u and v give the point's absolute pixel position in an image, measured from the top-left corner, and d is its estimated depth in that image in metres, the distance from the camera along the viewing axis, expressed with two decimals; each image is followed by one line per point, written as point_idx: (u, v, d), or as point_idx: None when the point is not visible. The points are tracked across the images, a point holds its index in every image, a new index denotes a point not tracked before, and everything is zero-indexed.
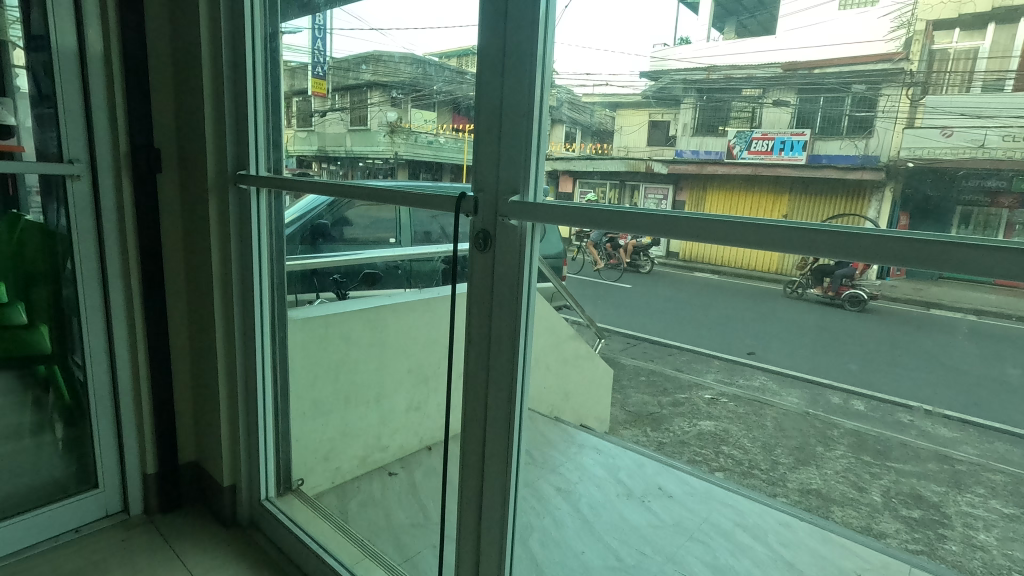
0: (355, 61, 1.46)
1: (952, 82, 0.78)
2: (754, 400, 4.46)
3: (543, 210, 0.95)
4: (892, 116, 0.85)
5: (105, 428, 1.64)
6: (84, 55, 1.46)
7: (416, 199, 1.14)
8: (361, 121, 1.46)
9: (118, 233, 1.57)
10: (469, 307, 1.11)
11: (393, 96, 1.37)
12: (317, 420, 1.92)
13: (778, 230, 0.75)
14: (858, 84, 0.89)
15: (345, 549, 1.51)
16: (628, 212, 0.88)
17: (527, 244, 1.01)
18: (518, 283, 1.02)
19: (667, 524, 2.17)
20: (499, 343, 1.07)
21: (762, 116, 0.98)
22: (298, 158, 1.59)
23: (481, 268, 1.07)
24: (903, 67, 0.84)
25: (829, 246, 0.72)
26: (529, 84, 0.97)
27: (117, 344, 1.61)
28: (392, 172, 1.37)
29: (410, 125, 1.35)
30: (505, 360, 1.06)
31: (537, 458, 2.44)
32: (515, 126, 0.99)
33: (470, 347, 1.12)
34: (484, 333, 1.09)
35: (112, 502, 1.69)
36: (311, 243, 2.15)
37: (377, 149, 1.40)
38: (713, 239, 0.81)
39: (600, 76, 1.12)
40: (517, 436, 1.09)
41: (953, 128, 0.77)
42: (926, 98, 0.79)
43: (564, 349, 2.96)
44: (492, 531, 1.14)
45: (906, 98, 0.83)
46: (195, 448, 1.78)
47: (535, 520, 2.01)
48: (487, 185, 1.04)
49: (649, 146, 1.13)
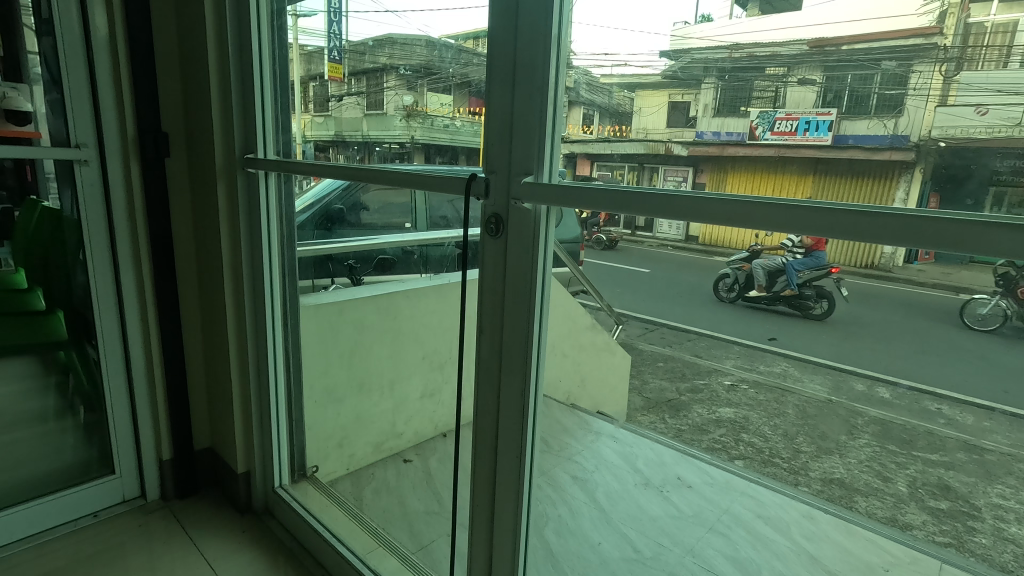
0: (369, 44, 1.41)
1: (987, 57, 0.72)
2: (775, 387, 4.40)
3: (555, 192, 0.90)
4: (924, 94, 0.76)
5: (121, 415, 1.64)
6: (90, 38, 1.42)
7: (428, 182, 1.09)
8: (377, 105, 1.40)
9: (129, 220, 1.55)
10: (480, 295, 1.06)
11: (409, 79, 1.31)
12: (332, 406, 1.91)
13: (806, 214, 0.69)
14: (889, 59, 0.81)
15: (357, 538, 1.50)
16: (643, 193, 0.82)
17: (541, 226, 0.96)
18: (532, 270, 0.97)
19: (685, 514, 2.13)
20: (511, 333, 1.03)
21: (785, 96, 0.93)
22: (316, 143, 1.56)
23: (492, 255, 1.03)
24: (936, 42, 0.76)
25: (859, 230, 0.65)
26: (541, 60, 0.92)
27: (130, 332, 1.61)
28: (408, 156, 1.34)
29: (426, 109, 1.29)
30: (517, 348, 1.02)
31: (553, 445, 2.42)
32: (528, 104, 0.94)
33: (480, 337, 1.08)
34: (494, 322, 1.05)
35: (130, 488, 1.70)
36: (325, 228, 2.19)
37: (395, 134, 1.36)
38: (731, 223, 0.76)
39: (618, 55, 1.08)
40: (529, 428, 1.05)
41: (987, 106, 0.74)
42: (960, 73, 0.73)
43: (581, 337, 2.94)
44: (505, 525, 1.11)
45: (939, 74, 0.75)
46: (210, 434, 1.78)
47: (550, 509, 2.00)
48: (498, 168, 0.99)
49: (667, 128, 1.07)
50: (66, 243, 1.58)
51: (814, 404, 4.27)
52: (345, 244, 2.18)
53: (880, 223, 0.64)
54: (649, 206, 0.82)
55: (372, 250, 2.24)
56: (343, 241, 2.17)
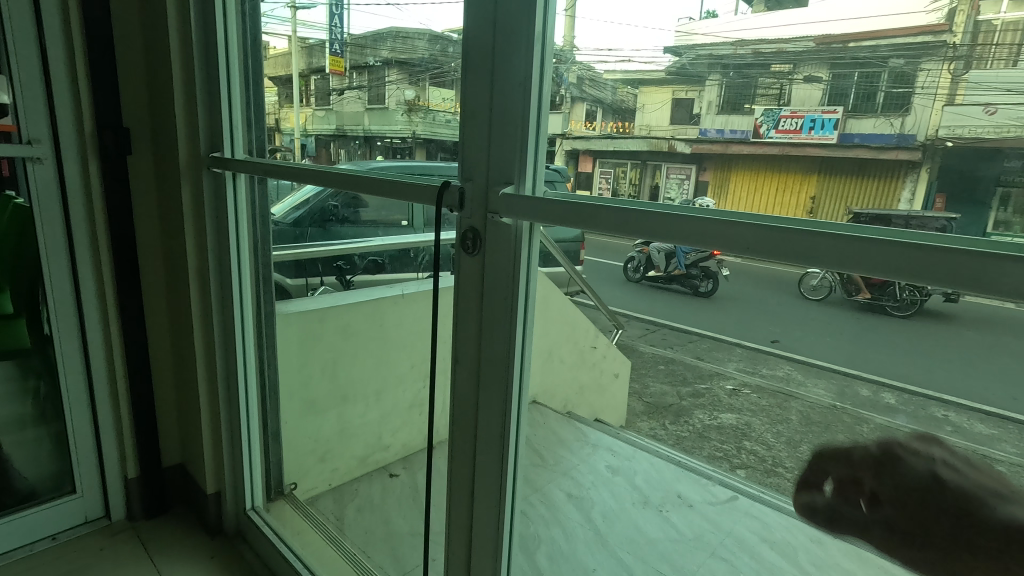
0: (371, 37, 1.31)
1: (996, 56, 0.64)
2: (779, 392, 4.24)
3: (536, 206, 0.80)
4: (930, 93, 0.69)
5: (84, 430, 1.54)
6: (42, 27, 1.32)
7: (401, 190, 1.00)
8: (380, 99, 1.32)
9: (89, 222, 1.45)
10: (458, 316, 0.97)
11: (412, 74, 1.21)
12: (313, 420, 1.82)
13: (821, 240, 0.58)
14: (896, 58, 0.72)
15: (334, 569, 1.41)
16: (633, 210, 0.72)
17: (523, 241, 0.86)
18: (512, 290, 0.88)
19: (686, 537, 2.06)
20: (489, 360, 0.93)
21: (791, 93, 0.83)
22: (316, 137, 1.52)
23: (469, 273, 0.93)
24: (945, 40, 0.69)
25: (880, 264, 0.55)
26: (524, 57, 0.82)
27: (92, 342, 1.51)
28: (409, 152, 1.24)
29: (428, 104, 1.18)
30: (497, 377, 0.93)
31: (548, 460, 2.32)
32: (507, 107, 0.85)
33: (457, 363, 0.99)
34: (470, 348, 0.96)
35: (92, 508, 1.60)
36: (322, 226, 2.23)
37: (396, 128, 1.27)
38: (733, 250, 0.66)
39: (621, 52, 0.94)
40: (510, 462, 0.96)
41: (996, 106, 0.63)
42: (968, 72, 0.64)
43: (579, 341, 2.84)
44: (484, 567, 1.02)
45: (946, 73, 0.67)
46: (180, 450, 1.68)
47: (543, 531, 1.90)
48: (474, 177, 0.90)
49: (671, 124, 0.94)
50: (24, 244, 1.47)
51: (817, 411, 4.15)
52: (335, 246, 2.18)
53: (895, 254, 0.54)
54: (631, 228, 0.72)
55: (365, 253, 2.22)
56: (333, 243, 2.17)
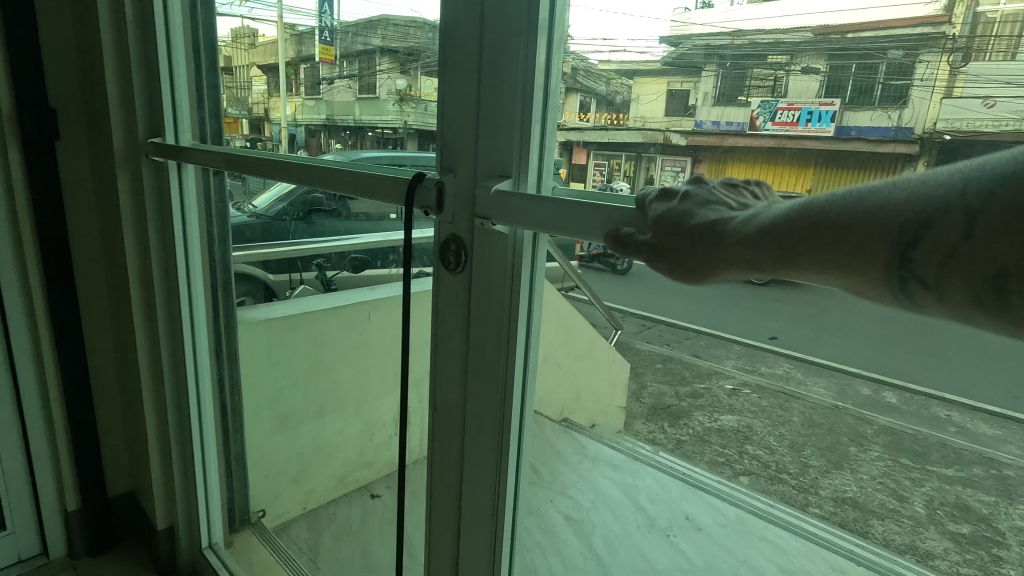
0: (361, 25, 1.21)
1: (995, 48, 0.77)
2: (779, 391, 3.99)
3: (533, 209, 0.65)
4: (932, 83, 0.81)
5: (18, 470, 1.61)
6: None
7: (372, 188, 0.83)
8: (371, 89, 1.22)
9: (21, 266, 1.51)
10: (439, 339, 0.81)
11: (403, 61, 1.10)
12: (285, 437, 1.71)
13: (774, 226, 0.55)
14: (895, 49, 0.87)
15: None
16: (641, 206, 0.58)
17: (523, 250, 0.70)
18: (506, 317, 0.72)
19: (697, 567, 1.94)
20: (478, 392, 0.77)
21: (789, 82, 0.94)
22: (306, 128, 1.42)
23: (451, 290, 0.78)
24: (946, 30, 0.80)
25: None
26: (522, 20, 0.65)
27: (27, 382, 1.57)
28: (401, 144, 1.12)
29: (420, 92, 1.04)
30: (483, 421, 0.77)
31: (544, 476, 2.17)
32: (502, 84, 0.68)
33: (436, 405, 0.84)
34: (451, 385, 0.81)
35: (25, 547, 1.67)
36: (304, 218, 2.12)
37: (387, 119, 1.15)
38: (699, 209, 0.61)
39: (618, 42, 0.99)
40: (506, 522, 0.80)
41: (993, 98, 0.77)
42: (968, 65, 0.76)
43: (576, 343, 2.67)
44: None
45: (945, 64, 0.79)
46: (125, 482, 1.78)
47: (541, 562, 1.76)
48: (460, 172, 0.73)
49: (666, 117, 0.97)
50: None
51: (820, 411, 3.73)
52: (307, 247, 2.09)
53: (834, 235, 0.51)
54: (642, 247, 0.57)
55: (345, 252, 2.08)
56: (306, 243, 2.09)
